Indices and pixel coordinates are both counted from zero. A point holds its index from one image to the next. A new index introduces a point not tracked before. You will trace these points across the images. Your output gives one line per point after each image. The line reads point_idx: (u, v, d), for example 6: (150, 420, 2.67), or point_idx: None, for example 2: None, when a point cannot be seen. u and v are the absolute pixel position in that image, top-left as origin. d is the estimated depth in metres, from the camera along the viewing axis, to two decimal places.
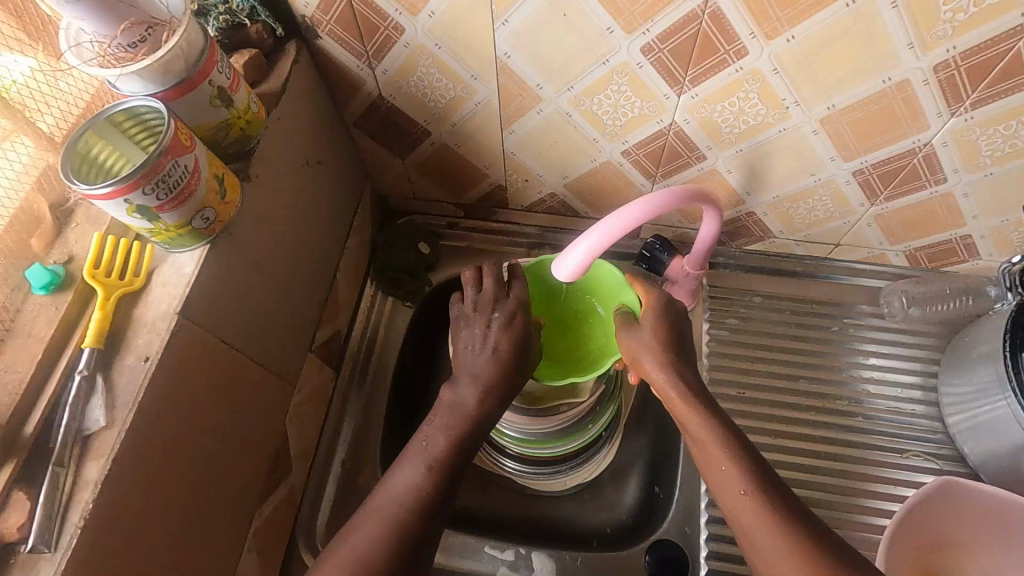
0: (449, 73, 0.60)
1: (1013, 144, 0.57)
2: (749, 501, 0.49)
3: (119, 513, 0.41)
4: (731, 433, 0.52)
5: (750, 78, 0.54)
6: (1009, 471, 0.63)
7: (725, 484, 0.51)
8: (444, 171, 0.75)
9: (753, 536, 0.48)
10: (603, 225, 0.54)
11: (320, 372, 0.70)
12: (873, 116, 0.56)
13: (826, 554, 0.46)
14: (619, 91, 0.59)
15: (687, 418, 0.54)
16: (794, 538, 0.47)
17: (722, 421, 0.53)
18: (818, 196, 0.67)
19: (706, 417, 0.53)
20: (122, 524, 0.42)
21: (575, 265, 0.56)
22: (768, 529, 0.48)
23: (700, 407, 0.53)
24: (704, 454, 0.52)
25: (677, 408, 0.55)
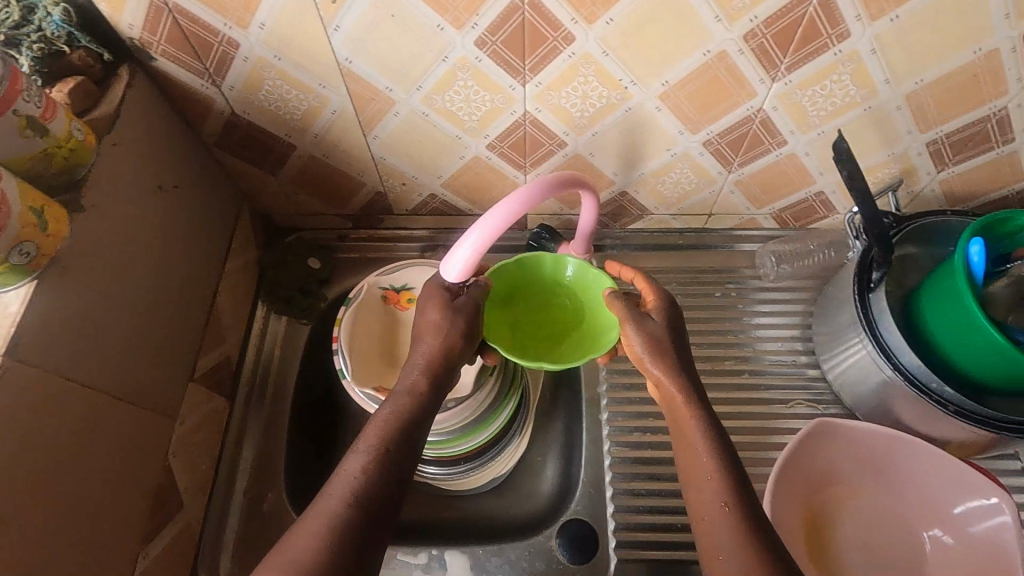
0: (296, 83, 0.60)
1: (834, 103, 0.61)
2: (725, 512, 0.48)
3: None
4: (720, 444, 0.52)
5: (584, 62, 0.57)
6: (878, 406, 0.67)
7: (702, 489, 0.50)
8: (320, 183, 0.75)
9: (720, 546, 0.46)
10: (479, 229, 0.52)
11: (208, 400, 0.68)
12: (704, 88, 0.59)
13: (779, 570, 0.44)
14: (466, 86, 0.60)
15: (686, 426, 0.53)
16: (752, 555, 0.45)
17: (719, 433, 0.52)
18: (678, 169, 0.71)
19: (704, 425, 0.52)
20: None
21: (461, 268, 0.56)
22: (733, 537, 0.46)
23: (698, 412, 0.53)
24: (692, 459, 0.52)
25: (677, 412, 0.54)
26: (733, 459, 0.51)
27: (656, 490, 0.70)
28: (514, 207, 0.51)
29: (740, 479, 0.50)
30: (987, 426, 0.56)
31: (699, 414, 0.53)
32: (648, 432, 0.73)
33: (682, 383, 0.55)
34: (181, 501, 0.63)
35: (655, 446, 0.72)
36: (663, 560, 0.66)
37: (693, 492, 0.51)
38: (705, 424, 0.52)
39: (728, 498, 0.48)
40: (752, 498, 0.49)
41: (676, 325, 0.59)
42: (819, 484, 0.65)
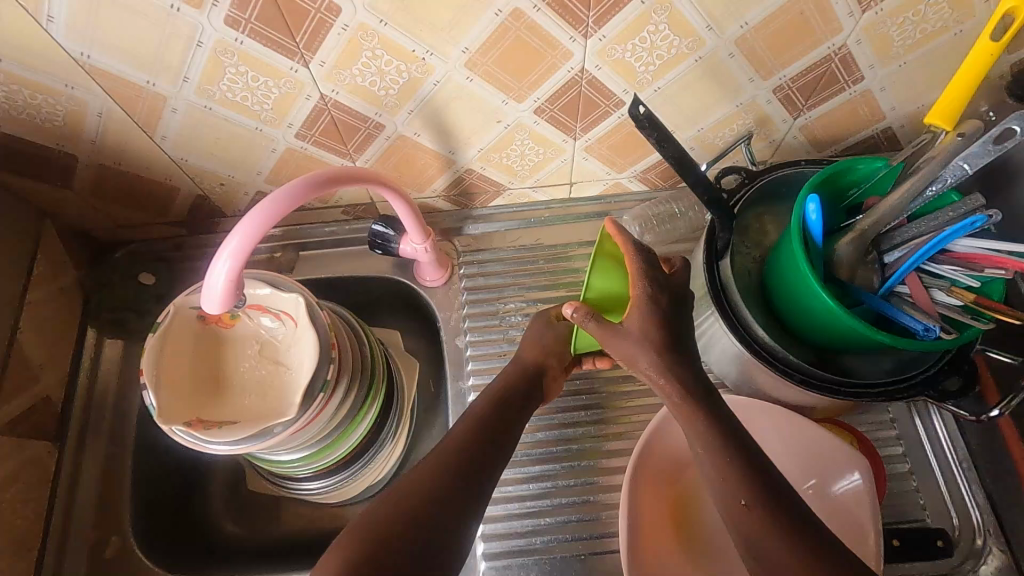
0: (38, 86, 0.51)
1: (661, 56, 0.55)
2: (749, 512, 0.46)
3: None
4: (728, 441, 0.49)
5: (363, 34, 0.49)
6: (740, 377, 0.64)
7: (722, 491, 0.48)
8: (127, 192, 0.67)
9: (761, 554, 0.44)
10: (237, 237, 0.46)
11: (21, 449, 0.62)
12: (512, 52, 0.52)
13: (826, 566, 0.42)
14: (240, 72, 0.52)
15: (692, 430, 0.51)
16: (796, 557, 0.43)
17: (728, 432, 0.49)
18: (518, 140, 0.64)
19: (709, 423, 0.50)
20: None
21: (223, 293, 0.47)
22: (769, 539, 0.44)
23: (706, 417, 0.50)
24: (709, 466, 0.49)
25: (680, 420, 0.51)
26: (750, 458, 0.48)
27: (526, 485, 0.66)
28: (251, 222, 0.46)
29: (762, 477, 0.47)
30: (832, 393, 0.54)
31: (708, 417, 0.50)
32: None
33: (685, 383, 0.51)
34: None
35: (525, 437, 0.68)
36: (534, 557, 0.64)
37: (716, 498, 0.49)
38: (718, 430, 0.50)
39: (750, 501, 0.46)
40: (780, 499, 0.46)
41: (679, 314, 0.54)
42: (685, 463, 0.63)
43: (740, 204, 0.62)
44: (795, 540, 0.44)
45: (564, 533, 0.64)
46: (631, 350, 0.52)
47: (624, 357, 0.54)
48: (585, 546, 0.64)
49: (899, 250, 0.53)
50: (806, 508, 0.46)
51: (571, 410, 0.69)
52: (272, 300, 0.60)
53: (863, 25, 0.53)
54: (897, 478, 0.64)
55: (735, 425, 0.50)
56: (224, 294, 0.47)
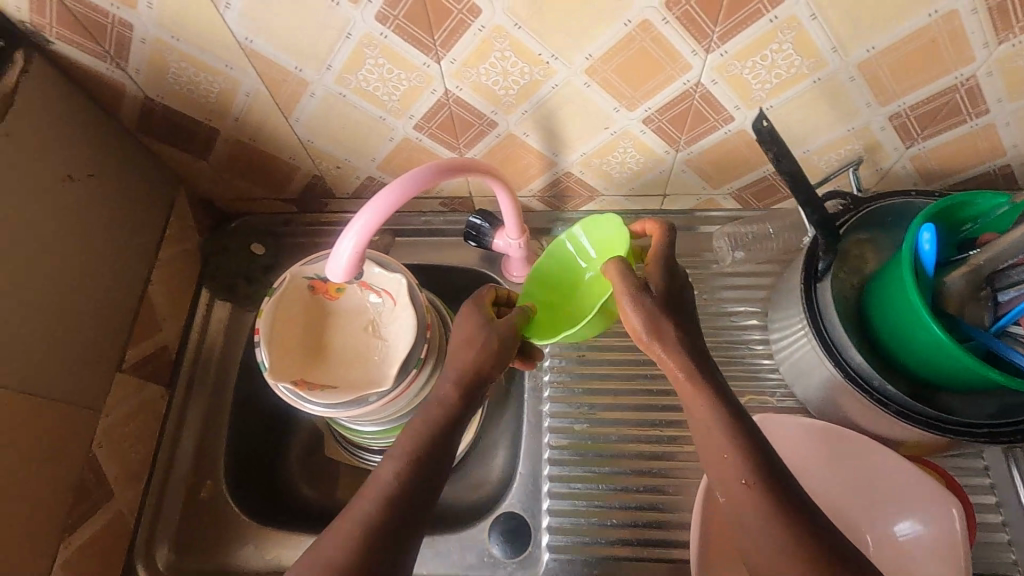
0: (202, 65, 0.57)
1: (779, 75, 0.55)
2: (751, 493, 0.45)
3: None
4: (736, 421, 0.47)
5: (496, 36, 0.53)
6: (828, 402, 0.63)
7: (724, 475, 0.47)
8: (254, 167, 0.73)
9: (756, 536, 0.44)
10: (368, 212, 0.50)
11: (141, 391, 0.68)
12: (633, 61, 0.54)
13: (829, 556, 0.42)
14: (378, 65, 0.56)
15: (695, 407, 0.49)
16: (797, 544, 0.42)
17: (735, 411, 0.48)
18: (622, 148, 0.66)
19: (715, 403, 0.48)
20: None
21: (348, 261, 0.51)
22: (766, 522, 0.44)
23: (709, 392, 0.48)
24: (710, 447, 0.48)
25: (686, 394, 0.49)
26: (760, 443, 0.47)
27: (596, 484, 0.67)
28: (381, 199, 0.50)
29: (764, 463, 0.46)
30: (932, 428, 0.52)
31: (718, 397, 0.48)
32: (588, 424, 0.70)
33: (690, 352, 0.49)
34: (109, 490, 0.63)
35: (598, 438, 0.69)
36: (598, 556, 0.64)
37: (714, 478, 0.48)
38: (725, 410, 0.48)
39: (752, 480, 0.45)
40: (782, 483, 0.45)
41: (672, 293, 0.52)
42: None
43: (844, 229, 0.61)
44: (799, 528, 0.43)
45: (630, 536, 0.65)
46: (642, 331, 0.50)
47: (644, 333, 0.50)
48: (650, 552, 0.64)
49: (1015, 289, 0.52)
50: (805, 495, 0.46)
51: (644, 418, 0.70)
52: (379, 279, 0.64)
53: (996, 57, 0.52)
54: (986, 528, 0.61)
55: (741, 406, 0.49)
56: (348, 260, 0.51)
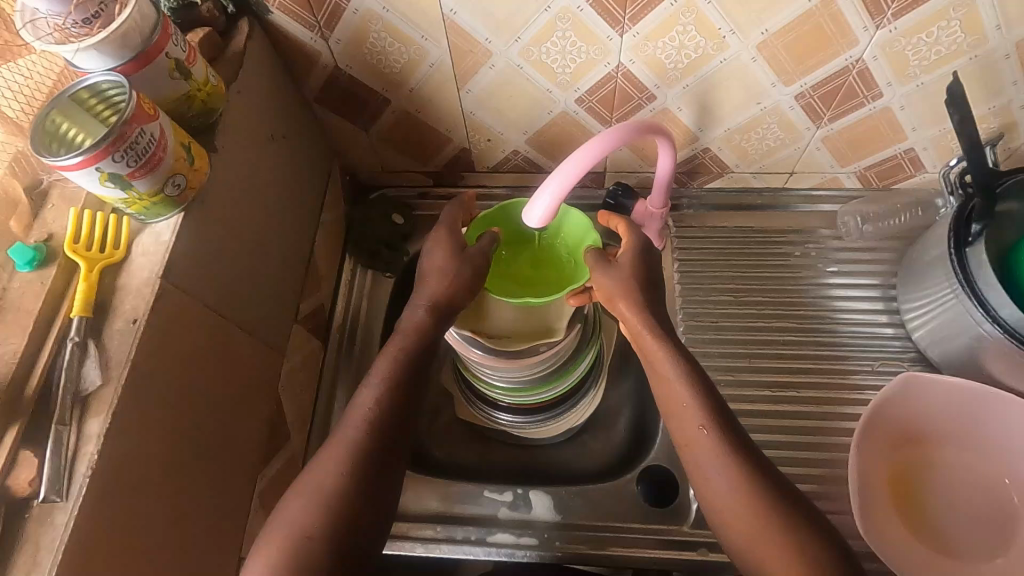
0: (400, 36, 0.62)
1: (939, 52, 0.60)
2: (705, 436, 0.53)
3: (115, 475, 0.43)
4: (695, 371, 0.55)
5: (685, 10, 0.57)
6: (967, 364, 0.67)
7: (683, 416, 0.54)
8: (408, 139, 0.78)
9: (710, 473, 0.52)
10: (563, 169, 0.55)
11: (308, 343, 0.72)
12: (805, 36, 0.59)
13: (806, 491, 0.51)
14: (564, 37, 0.61)
15: (656, 359, 0.56)
16: (748, 479, 0.51)
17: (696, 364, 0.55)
18: (766, 124, 0.71)
19: (675, 358, 0.55)
20: (119, 485, 0.43)
21: (543, 212, 0.57)
22: (716, 460, 0.52)
23: (676, 353, 0.55)
24: (672, 400, 0.55)
25: (645, 345, 0.57)
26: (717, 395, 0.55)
27: None
28: (569, 165, 0.54)
29: (724, 415, 0.54)
30: None
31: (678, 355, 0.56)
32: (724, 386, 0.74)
33: (650, 317, 0.57)
34: (287, 432, 0.67)
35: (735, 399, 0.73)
36: None
37: (673, 424, 0.55)
38: (688, 371, 0.54)
39: (708, 425, 0.53)
40: (735, 430, 0.53)
41: (643, 264, 0.60)
42: (908, 435, 0.65)
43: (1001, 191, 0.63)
44: (748, 467, 0.52)
45: None
46: (610, 288, 0.58)
47: (602, 295, 0.59)
48: None
49: None
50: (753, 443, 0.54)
51: (780, 381, 0.75)
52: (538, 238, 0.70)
53: None
54: None
55: (704, 372, 0.55)
56: (541, 216, 0.57)
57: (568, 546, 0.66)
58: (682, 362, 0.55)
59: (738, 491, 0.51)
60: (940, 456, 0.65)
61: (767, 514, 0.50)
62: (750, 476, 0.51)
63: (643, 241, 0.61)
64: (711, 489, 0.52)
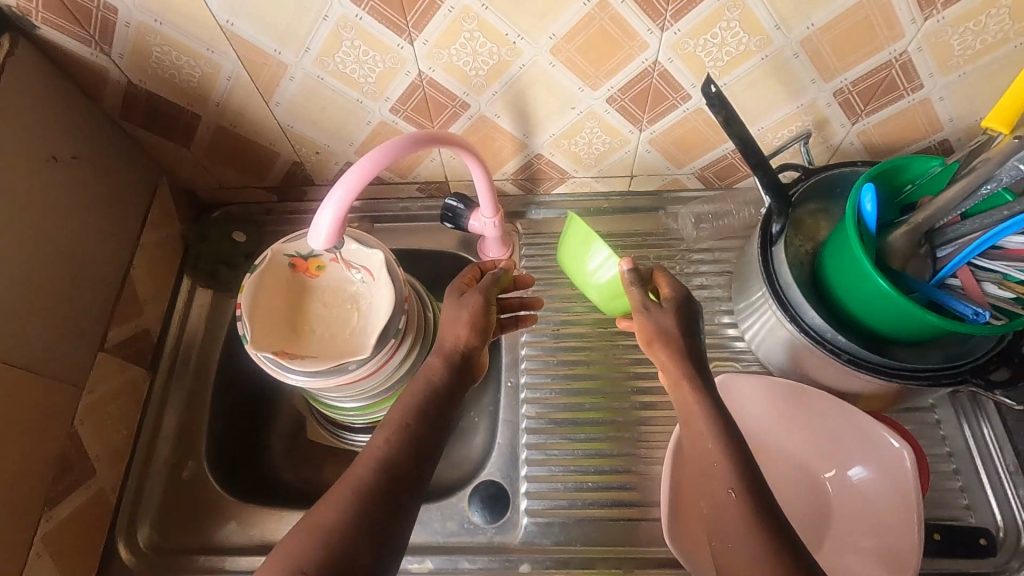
0: (184, 49, 0.60)
1: (730, 52, 0.60)
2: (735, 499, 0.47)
3: None
4: (727, 426, 0.52)
5: (465, 16, 0.56)
6: (788, 364, 0.67)
7: (711, 475, 0.49)
8: (234, 154, 0.75)
9: (729, 540, 0.45)
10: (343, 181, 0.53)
11: (123, 372, 0.69)
12: (595, 40, 0.58)
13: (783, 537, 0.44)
14: (354, 46, 0.59)
15: (694, 418, 0.53)
16: (762, 538, 0.44)
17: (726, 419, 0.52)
18: (588, 129, 0.70)
19: (706, 412, 0.53)
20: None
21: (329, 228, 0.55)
22: (741, 529, 0.45)
23: (710, 409, 0.53)
24: (702, 452, 0.51)
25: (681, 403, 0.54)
26: (742, 451, 0.50)
27: (572, 450, 0.69)
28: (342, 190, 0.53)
29: (752, 472, 0.48)
30: (879, 373, 0.57)
31: (711, 410, 0.53)
32: (563, 394, 0.72)
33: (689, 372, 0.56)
34: (90, 468, 0.63)
35: (574, 407, 0.72)
36: (576, 517, 0.66)
37: (703, 482, 0.50)
38: (723, 427, 0.52)
39: (735, 486, 0.47)
40: (764, 491, 0.47)
41: (688, 318, 0.60)
42: (787, 469, 0.64)
43: (796, 198, 0.65)
44: (766, 526, 0.45)
45: (608, 497, 0.67)
46: (650, 331, 0.60)
47: (642, 337, 0.61)
48: (625, 512, 0.66)
49: (951, 246, 0.56)
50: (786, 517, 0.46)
51: None
52: (357, 255, 0.67)
53: (925, 32, 0.57)
54: (940, 478, 0.64)
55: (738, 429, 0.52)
56: (328, 240, 0.55)
57: None
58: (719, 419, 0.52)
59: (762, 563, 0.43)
60: (786, 464, 0.64)
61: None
62: (752, 538, 0.44)
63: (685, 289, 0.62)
64: (734, 563, 0.44)
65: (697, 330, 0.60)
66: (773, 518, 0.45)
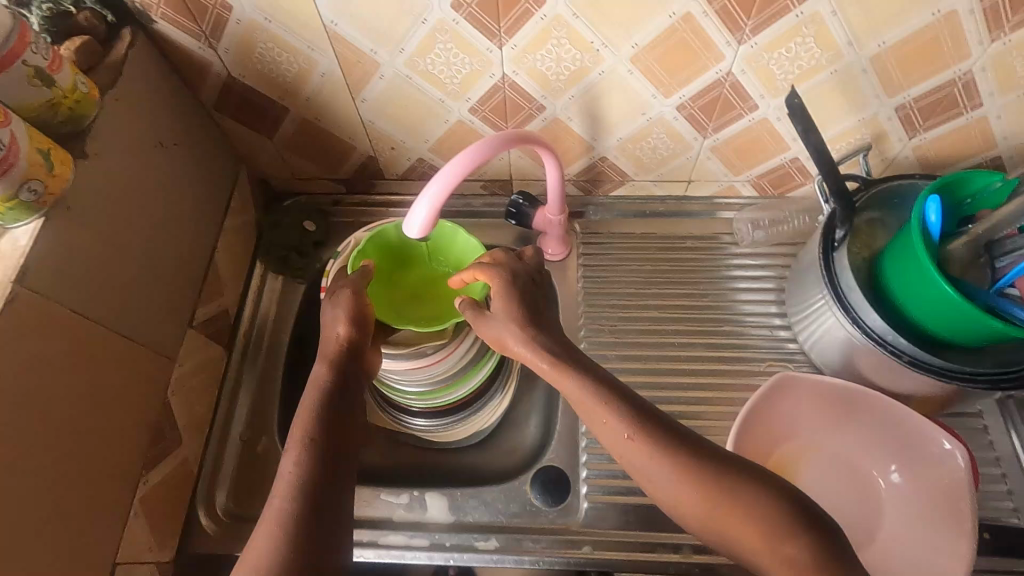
0: (286, 46, 0.64)
1: (801, 66, 0.63)
2: (636, 444, 0.52)
3: None
4: (598, 384, 0.55)
5: (556, 25, 0.60)
6: (844, 366, 0.70)
7: (609, 431, 0.54)
8: (314, 147, 0.79)
9: (650, 475, 0.52)
10: (442, 175, 0.56)
11: (207, 349, 0.73)
12: (675, 50, 0.62)
13: (701, 460, 0.51)
14: (446, 49, 0.63)
15: (564, 382, 0.57)
16: (680, 465, 0.51)
17: (591, 375, 0.56)
18: (655, 134, 0.73)
19: (581, 375, 0.56)
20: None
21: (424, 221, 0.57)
22: (659, 465, 0.51)
23: (578, 372, 0.56)
24: (586, 407, 0.55)
25: (556, 377, 0.57)
26: (631, 401, 0.54)
27: None
28: (442, 185, 0.55)
29: (649, 416, 0.54)
30: (939, 376, 0.60)
31: (564, 370, 0.57)
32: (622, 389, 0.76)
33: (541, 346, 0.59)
34: (179, 438, 0.67)
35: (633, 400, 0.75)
36: (634, 504, 0.69)
37: (597, 431, 0.55)
38: (603, 388, 0.55)
39: (634, 435, 0.52)
40: (655, 425, 0.53)
41: (518, 294, 0.63)
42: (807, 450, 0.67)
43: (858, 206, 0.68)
44: (674, 456, 0.51)
45: None
46: (496, 334, 0.62)
47: (495, 342, 0.63)
48: None
49: (1008, 257, 0.59)
50: (699, 442, 0.53)
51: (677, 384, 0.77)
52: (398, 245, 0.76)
53: (991, 53, 0.59)
54: (988, 482, 0.67)
55: (614, 379, 0.57)
56: (422, 229, 0.57)
57: (458, 546, 0.67)
58: (584, 380, 0.56)
59: (689, 486, 0.50)
60: (838, 462, 0.67)
61: (703, 507, 0.50)
62: (665, 466, 0.51)
63: (501, 276, 0.63)
64: (664, 495, 0.52)
65: (528, 290, 0.64)
66: (693, 454, 0.52)
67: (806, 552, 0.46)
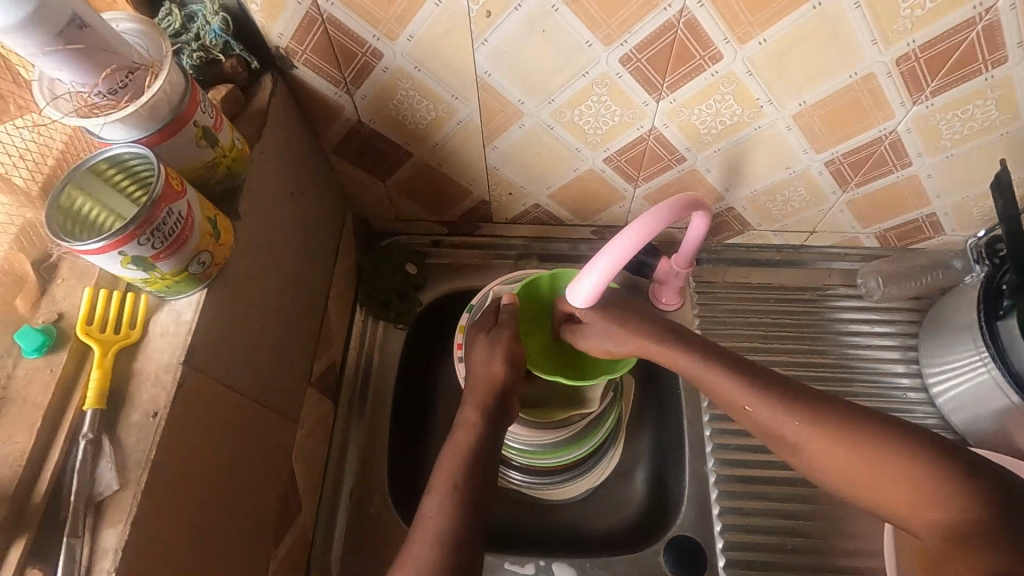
0: (429, 94, 0.60)
1: (971, 126, 0.60)
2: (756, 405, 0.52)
3: None
4: (711, 353, 0.56)
5: (725, 81, 0.56)
6: (995, 433, 0.67)
7: (736, 403, 0.53)
8: (427, 190, 0.75)
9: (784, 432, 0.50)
10: (611, 251, 0.53)
11: (320, 404, 0.69)
12: (843, 109, 0.58)
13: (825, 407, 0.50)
14: (600, 101, 0.60)
15: (675, 357, 0.57)
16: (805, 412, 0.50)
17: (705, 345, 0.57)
18: (793, 187, 0.70)
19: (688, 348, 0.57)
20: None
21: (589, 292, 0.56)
22: (789, 419, 0.50)
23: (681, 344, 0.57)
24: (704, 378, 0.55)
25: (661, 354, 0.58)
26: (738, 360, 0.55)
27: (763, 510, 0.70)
28: (613, 261, 0.53)
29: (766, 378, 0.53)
30: None
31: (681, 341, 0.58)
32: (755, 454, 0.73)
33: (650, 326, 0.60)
34: (299, 504, 0.63)
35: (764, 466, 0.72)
36: None
37: (720, 402, 0.54)
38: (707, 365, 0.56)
39: (756, 396, 0.52)
40: (763, 376, 0.53)
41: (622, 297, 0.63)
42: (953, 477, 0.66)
43: None
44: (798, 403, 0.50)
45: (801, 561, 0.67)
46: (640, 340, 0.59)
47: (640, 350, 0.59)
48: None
49: None
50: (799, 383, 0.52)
51: None
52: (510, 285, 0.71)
53: None
54: None
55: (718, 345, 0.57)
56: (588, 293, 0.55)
57: None
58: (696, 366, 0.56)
59: (822, 433, 0.49)
60: None
61: (854, 458, 0.48)
62: (793, 416, 0.50)
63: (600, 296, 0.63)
64: (808, 454, 0.50)
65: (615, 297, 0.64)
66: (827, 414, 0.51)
67: (957, 511, 0.42)
